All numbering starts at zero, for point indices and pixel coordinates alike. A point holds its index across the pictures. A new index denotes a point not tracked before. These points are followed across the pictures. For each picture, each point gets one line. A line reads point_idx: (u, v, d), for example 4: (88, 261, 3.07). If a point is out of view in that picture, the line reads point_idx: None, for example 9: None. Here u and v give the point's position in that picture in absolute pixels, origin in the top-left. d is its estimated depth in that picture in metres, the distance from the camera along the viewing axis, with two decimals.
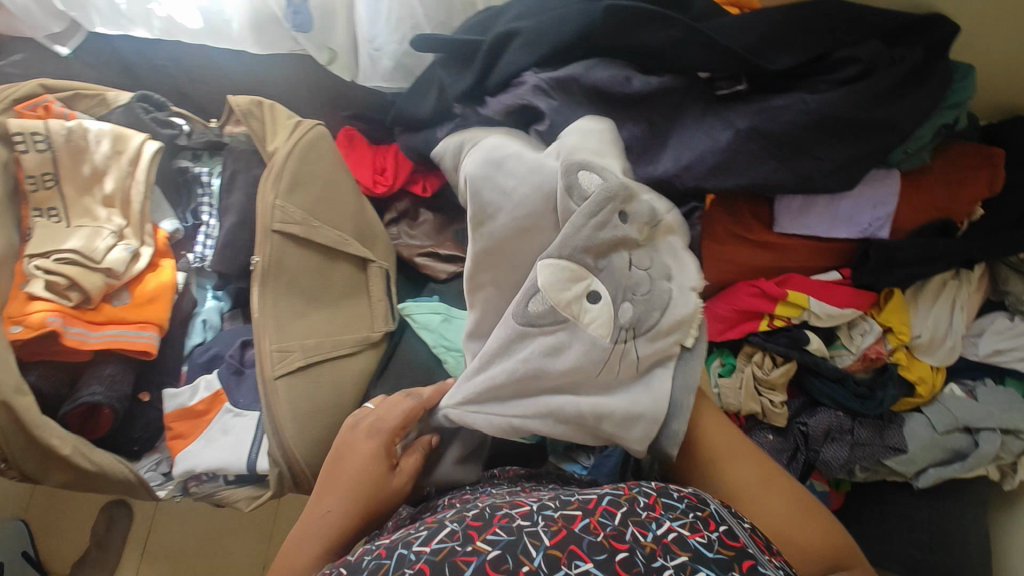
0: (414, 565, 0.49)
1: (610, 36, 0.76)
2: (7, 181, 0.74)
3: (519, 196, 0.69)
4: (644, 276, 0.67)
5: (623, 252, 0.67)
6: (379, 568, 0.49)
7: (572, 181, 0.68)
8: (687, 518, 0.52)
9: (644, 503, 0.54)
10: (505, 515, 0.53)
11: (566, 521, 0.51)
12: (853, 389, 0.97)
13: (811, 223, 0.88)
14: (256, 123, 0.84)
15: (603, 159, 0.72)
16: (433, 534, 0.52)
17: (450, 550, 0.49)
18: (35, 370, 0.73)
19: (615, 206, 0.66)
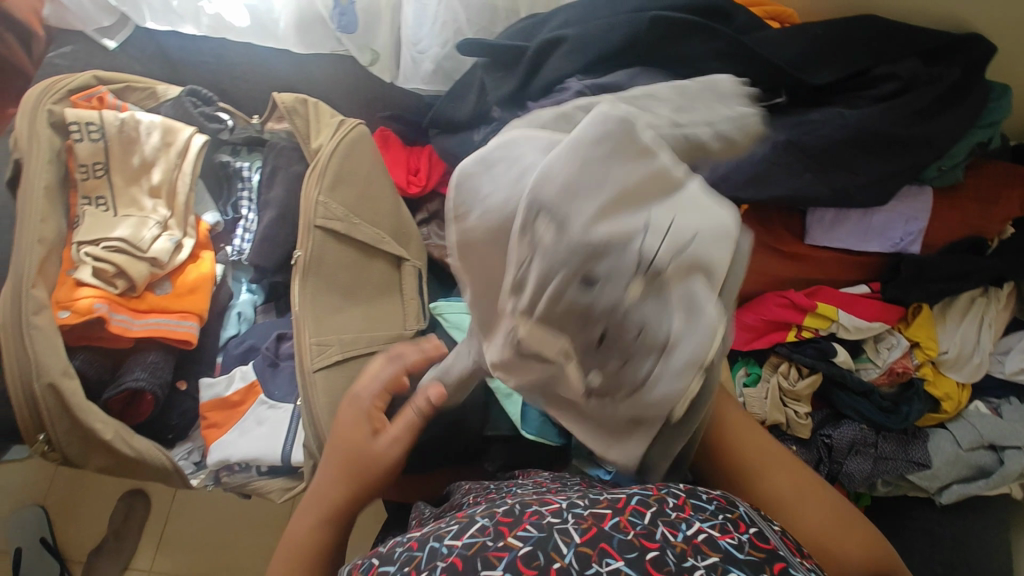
0: (446, 560, 0.43)
1: (653, 46, 0.78)
2: (59, 168, 0.75)
3: (488, 211, 0.44)
4: (623, 354, 0.44)
5: (603, 320, 0.43)
6: (410, 562, 0.44)
7: (531, 226, 0.42)
8: (718, 519, 0.45)
9: (674, 503, 0.46)
10: (534, 512, 0.46)
11: (596, 519, 0.44)
12: (878, 402, 0.98)
13: (842, 236, 0.89)
14: (300, 120, 0.85)
15: (582, 189, 0.41)
16: (463, 528, 0.45)
17: (481, 544, 0.43)
18: (81, 355, 0.74)
19: (582, 273, 0.42)
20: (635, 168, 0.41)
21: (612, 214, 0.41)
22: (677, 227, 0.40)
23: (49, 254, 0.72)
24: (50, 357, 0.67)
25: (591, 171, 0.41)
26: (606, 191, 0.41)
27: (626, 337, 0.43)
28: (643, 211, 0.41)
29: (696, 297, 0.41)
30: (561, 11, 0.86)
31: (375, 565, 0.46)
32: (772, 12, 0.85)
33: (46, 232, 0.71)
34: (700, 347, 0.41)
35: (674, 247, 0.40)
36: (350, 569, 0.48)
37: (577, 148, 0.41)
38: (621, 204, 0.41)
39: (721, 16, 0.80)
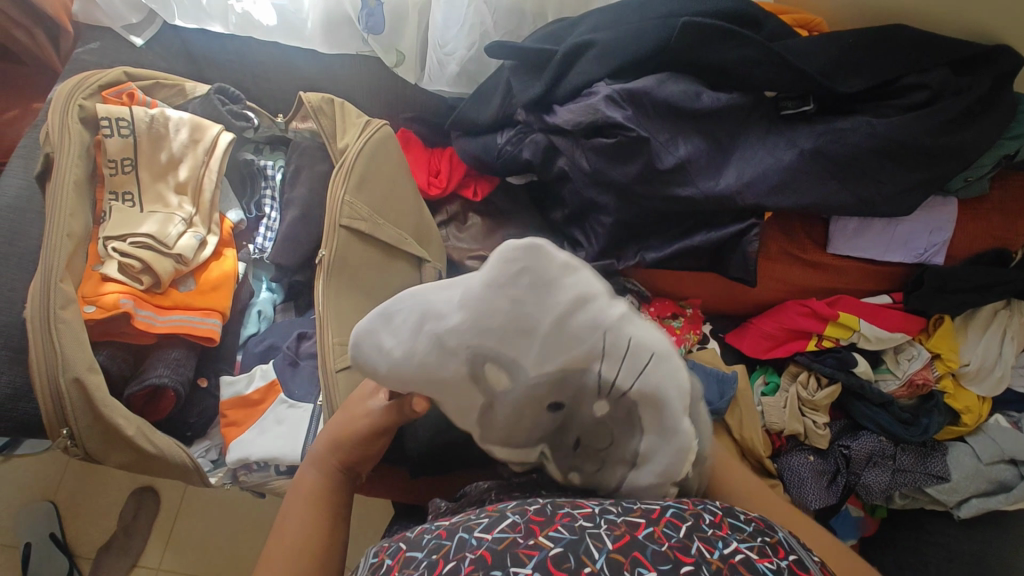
0: (474, 551, 0.41)
1: (683, 51, 0.78)
2: (88, 164, 0.76)
3: (421, 364, 0.47)
4: (599, 454, 0.49)
5: (574, 431, 0.49)
6: (437, 549, 0.42)
7: (482, 374, 0.47)
8: (756, 542, 0.42)
9: (710, 520, 0.43)
10: (566, 513, 0.43)
11: (630, 527, 0.42)
12: (896, 413, 0.98)
13: (865, 246, 0.89)
14: (326, 120, 0.86)
15: (515, 335, 0.44)
16: (493, 522, 0.43)
17: (511, 540, 0.41)
18: (105, 349, 0.74)
19: (542, 401, 0.47)
20: (554, 304, 0.44)
21: (555, 354, 0.45)
22: (613, 347, 0.44)
23: (77, 248, 0.73)
24: (75, 351, 0.67)
25: (516, 326, 0.44)
26: (536, 338, 0.44)
27: (598, 441, 0.49)
28: (580, 350, 0.45)
29: (657, 414, 0.46)
30: (590, 15, 0.86)
31: (402, 550, 0.44)
32: (801, 19, 0.86)
33: (74, 227, 0.72)
34: (666, 449, 0.47)
35: (630, 374, 0.45)
36: (374, 552, 0.47)
37: (492, 306, 0.44)
38: (552, 346, 0.45)
39: (750, 23, 0.80)
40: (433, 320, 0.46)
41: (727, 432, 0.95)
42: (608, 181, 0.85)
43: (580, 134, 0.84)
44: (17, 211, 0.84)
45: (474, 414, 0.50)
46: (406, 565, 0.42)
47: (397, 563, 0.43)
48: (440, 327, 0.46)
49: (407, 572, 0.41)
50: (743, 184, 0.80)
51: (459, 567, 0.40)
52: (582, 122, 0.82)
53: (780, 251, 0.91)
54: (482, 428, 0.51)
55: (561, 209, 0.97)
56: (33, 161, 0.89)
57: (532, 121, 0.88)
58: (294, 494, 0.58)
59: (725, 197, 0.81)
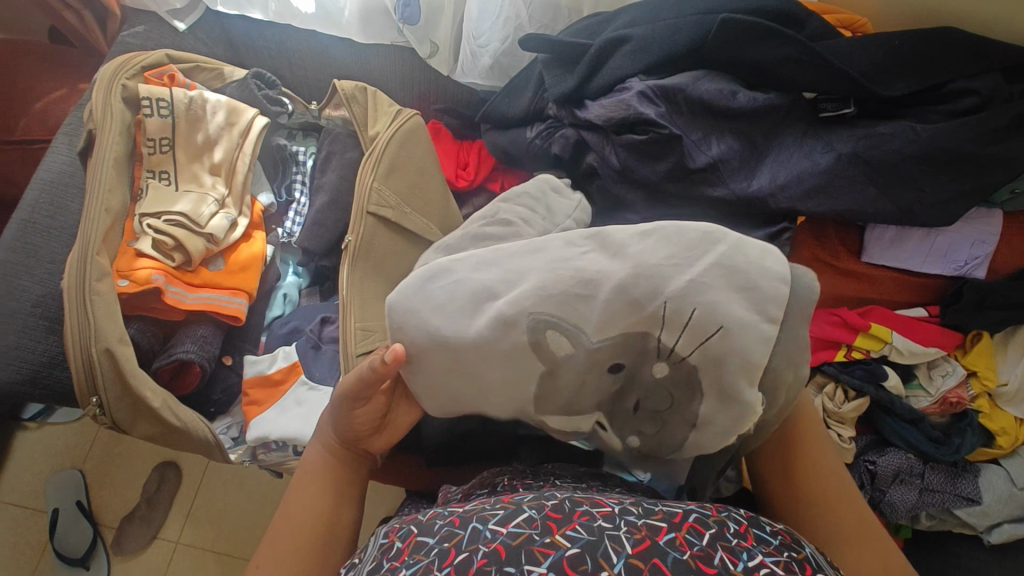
0: (488, 544, 0.40)
1: (722, 49, 0.77)
2: (128, 142, 0.78)
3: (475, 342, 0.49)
4: (653, 419, 0.52)
5: (631, 397, 0.52)
6: (449, 538, 0.42)
7: (543, 343, 0.48)
8: (783, 557, 0.41)
9: (735, 529, 0.43)
10: (585, 512, 0.43)
11: (650, 531, 0.41)
12: (927, 431, 0.94)
13: (903, 255, 0.86)
14: (358, 108, 0.87)
15: (579, 298, 0.47)
16: (509, 515, 0.43)
17: (527, 537, 0.41)
18: (136, 323, 0.77)
19: (602, 366, 0.49)
20: (615, 269, 0.47)
21: (615, 319, 0.47)
22: (679, 316, 0.46)
23: (114, 224, 0.75)
24: (107, 323, 0.69)
25: (578, 287, 0.47)
26: (596, 302, 0.47)
27: (656, 405, 0.51)
28: (641, 315, 0.47)
29: (719, 378, 0.48)
30: (627, 10, 0.85)
31: (414, 533, 0.44)
32: (845, 20, 0.83)
33: (112, 202, 0.74)
34: (729, 413, 0.49)
35: (691, 343, 0.47)
36: (386, 532, 0.48)
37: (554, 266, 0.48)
38: (612, 311, 0.47)
39: (792, 22, 0.78)
40: (487, 297, 0.49)
41: None
42: (637, 179, 0.84)
43: (611, 131, 0.83)
44: (59, 187, 0.87)
45: (531, 384, 0.51)
46: (416, 550, 0.42)
47: (408, 547, 0.43)
48: (495, 301, 0.49)
49: (418, 558, 0.41)
50: (777, 186, 0.78)
51: (472, 559, 0.40)
52: (613, 119, 0.81)
53: (812, 257, 0.89)
54: (539, 399, 0.52)
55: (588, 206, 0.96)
56: (77, 139, 0.92)
57: (563, 116, 0.88)
58: (302, 471, 0.59)
59: (757, 198, 0.79)
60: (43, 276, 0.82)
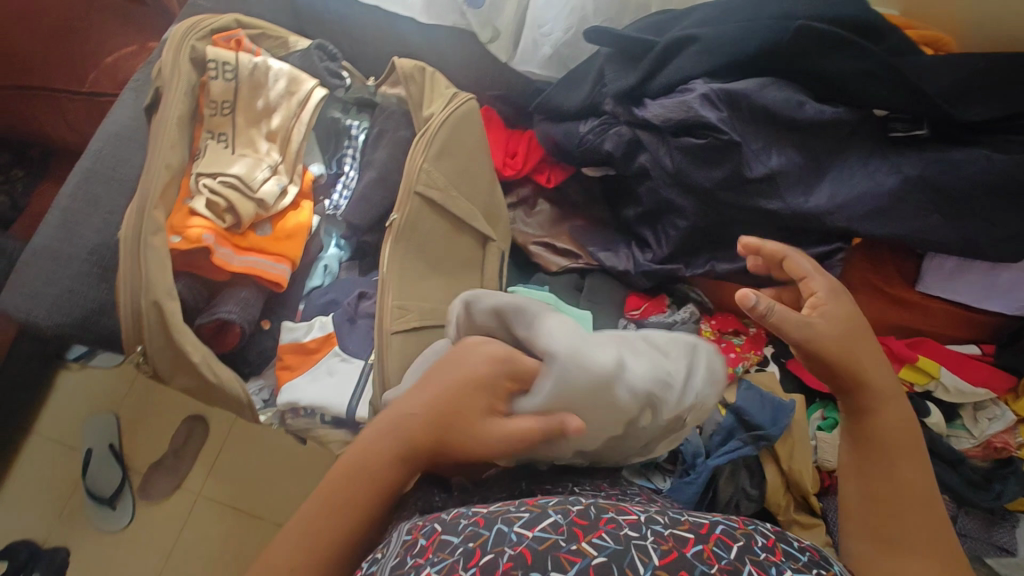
0: (513, 547, 0.40)
1: (794, 57, 0.74)
2: (192, 102, 0.80)
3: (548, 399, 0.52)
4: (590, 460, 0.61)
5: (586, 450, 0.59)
6: (474, 537, 0.42)
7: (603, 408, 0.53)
8: (811, 574, 0.42)
9: (763, 543, 0.43)
10: (611, 520, 0.42)
11: (677, 543, 0.41)
12: (968, 476, 0.89)
13: (961, 288, 0.82)
14: (414, 87, 0.87)
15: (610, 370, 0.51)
16: (534, 519, 0.42)
17: (553, 543, 0.40)
18: (184, 279, 0.79)
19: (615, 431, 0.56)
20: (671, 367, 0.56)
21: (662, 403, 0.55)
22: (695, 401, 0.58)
23: (172, 180, 0.76)
24: (158, 276, 0.71)
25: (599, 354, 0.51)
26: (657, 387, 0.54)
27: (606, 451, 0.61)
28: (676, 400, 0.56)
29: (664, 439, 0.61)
30: (697, 9, 0.83)
31: (438, 532, 0.43)
32: (929, 36, 0.79)
33: (172, 159, 0.75)
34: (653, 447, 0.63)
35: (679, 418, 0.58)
36: (409, 528, 0.47)
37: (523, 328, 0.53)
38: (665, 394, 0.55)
39: (872, 34, 0.75)
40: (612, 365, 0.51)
41: (773, 460, 0.87)
42: (690, 184, 0.82)
43: (669, 132, 0.81)
44: (122, 140, 0.91)
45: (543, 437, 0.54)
46: (440, 549, 0.42)
47: (431, 545, 0.42)
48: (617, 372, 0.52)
49: (442, 556, 0.41)
50: (835, 205, 0.76)
51: (497, 562, 0.39)
52: (673, 120, 0.79)
53: (864, 281, 0.87)
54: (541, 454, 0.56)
55: (634, 206, 0.95)
56: (143, 95, 0.95)
57: (619, 114, 0.86)
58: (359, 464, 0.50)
59: (812, 215, 0.77)
60: (100, 225, 0.86)
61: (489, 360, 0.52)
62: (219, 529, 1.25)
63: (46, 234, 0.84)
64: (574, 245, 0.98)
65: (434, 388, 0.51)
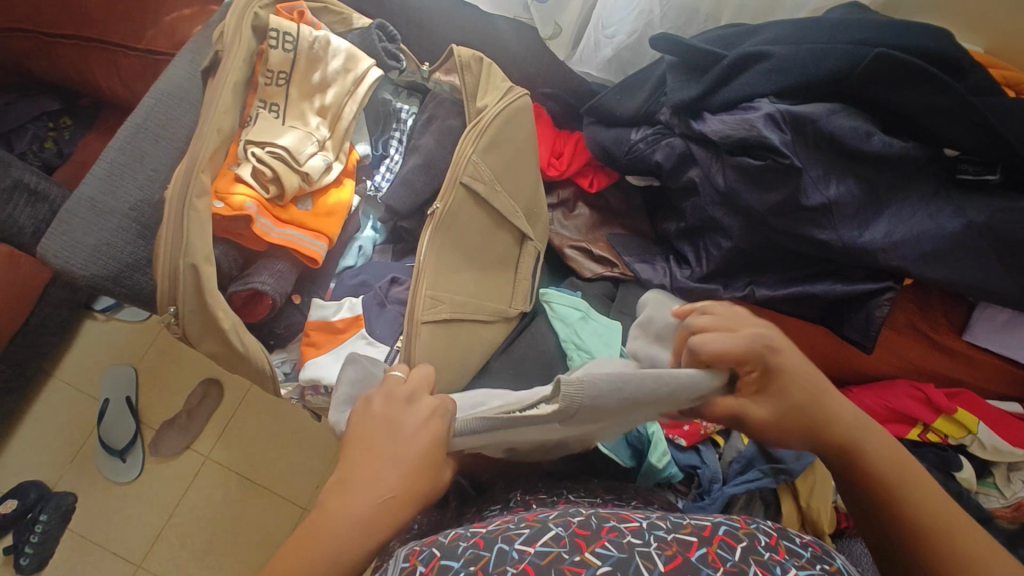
0: (516, 566, 0.38)
1: (866, 84, 0.72)
2: (249, 69, 0.79)
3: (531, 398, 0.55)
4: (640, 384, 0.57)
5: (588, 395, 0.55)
6: (474, 560, 0.39)
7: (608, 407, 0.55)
8: (815, 569, 0.40)
9: (766, 542, 0.42)
10: (612, 528, 0.42)
11: (682, 547, 0.40)
12: (993, 536, 0.86)
13: (1013, 343, 0.78)
14: (470, 77, 0.85)
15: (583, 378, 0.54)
16: (535, 534, 0.41)
17: (556, 557, 0.39)
18: (222, 244, 0.78)
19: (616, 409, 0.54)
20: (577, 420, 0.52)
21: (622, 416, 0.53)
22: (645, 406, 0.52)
23: (221, 145, 0.75)
24: (198, 240, 0.70)
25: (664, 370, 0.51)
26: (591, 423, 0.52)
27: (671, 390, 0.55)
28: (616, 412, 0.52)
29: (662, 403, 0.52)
30: (771, 26, 0.81)
31: (436, 557, 0.41)
32: (1012, 79, 0.76)
33: (224, 124, 0.75)
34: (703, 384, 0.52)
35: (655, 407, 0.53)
36: (403, 556, 0.43)
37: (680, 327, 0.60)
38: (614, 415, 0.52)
39: (953, 69, 0.72)
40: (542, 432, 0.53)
41: (792, 495, 0.83)
42: (741, 205, 0.79)
43: (725, 149, 0.79)
44: (174, 99, 0.91)
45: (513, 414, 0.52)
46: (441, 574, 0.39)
47: (430, 570, 0.39)
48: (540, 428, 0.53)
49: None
50: (891, 243, 0.73)
51: None
52: (732, 137, 0.76)
53: (908, 324, 0.84)
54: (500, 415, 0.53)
55: (677, 221, 0.93)
56: (199, 57, 0.96)
57: (674, 124, 0.84)
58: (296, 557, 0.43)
59: (866, 250, 0.74)
60: (143, 182, 0.86)
61: (431, 409, 0.52)
62: (222, 494, 1.26)
63: (90, 184, 0.85)
64: (611, 253, 0.96)
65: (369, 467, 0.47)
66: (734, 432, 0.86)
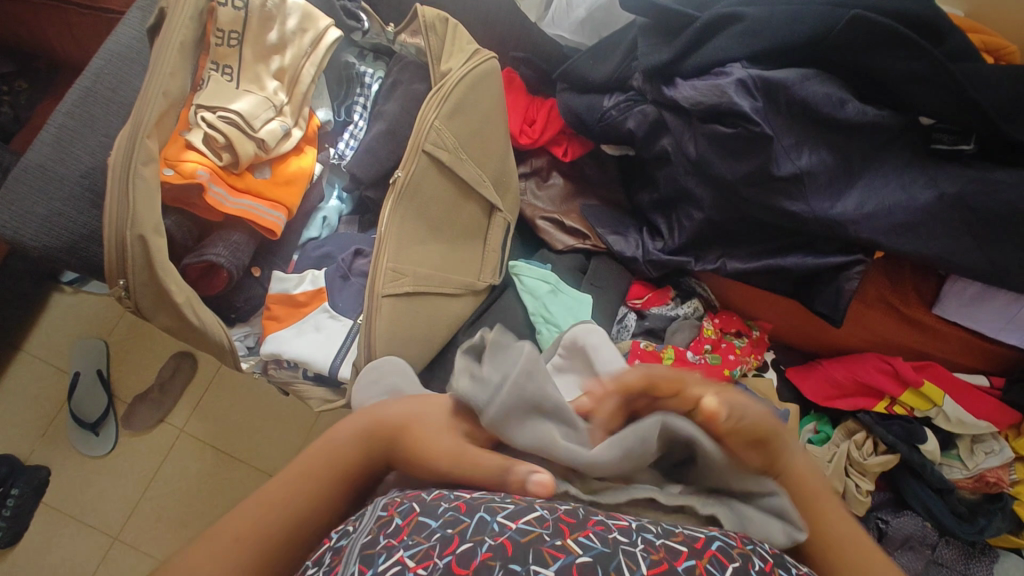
0: (495, 538, 0.36)
1: (842, 49, 0.70)
2: (199, 28, 0.75)
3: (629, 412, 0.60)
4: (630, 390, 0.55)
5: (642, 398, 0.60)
6: (454, 523, 0.37)
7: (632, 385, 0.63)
8: None
9: (761, 569, 0.36)
10: (599, 521, 0.38)
11: (669, 555, 0.36)
12: (954, 506, 0.87)
13: (981, 317, 0.78)
14: (435, 39, 0.80)
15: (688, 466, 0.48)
16: (519, 511, 0.38)
17: (537, 536, 0.36)
18: (173, 215, 0.76)
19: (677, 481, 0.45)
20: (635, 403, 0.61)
21: None
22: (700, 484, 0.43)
23: (169, 109, 0.72)
24: (145, 209, 0.67)
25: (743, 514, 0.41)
26: None
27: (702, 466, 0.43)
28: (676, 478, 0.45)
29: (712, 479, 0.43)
30: None
31: (415, 513, 0.38)
32: (992, 44, 0.74)
33: (172, 87, 0.71)
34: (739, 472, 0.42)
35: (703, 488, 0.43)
36: (383, 503, 0.41)
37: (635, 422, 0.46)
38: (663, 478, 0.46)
39: (931, 34, 0.70)
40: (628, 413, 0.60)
41: None
42: (711, 175, 0.78)
43: (696, 117, 0.76)
44: (125, 61, 0.87)
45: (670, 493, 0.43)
46: (417, 531, 0.37)
47: (408, 525, 0.37)
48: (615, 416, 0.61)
49: (418, 539, 0.36)
50: (861, 215, 0.71)
51: (476, 550, 0.35)
52: (703, 104, 0.74)
53: (879, 297, 0.82)
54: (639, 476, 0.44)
55: (649, 192, 0.91)
56: (150, 15, 0.91)
57: (646, 89, 0.81)
58: (326, 444, 0.45)
59: (836, 223, 0.73)
60: (94, 148, 0.82)
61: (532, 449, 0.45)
62: (198, 467, 1.25)
63: (38, 151, 0.81)
64: (583, 225, 0.94)
65: (411, 406, 0.49)
66: None
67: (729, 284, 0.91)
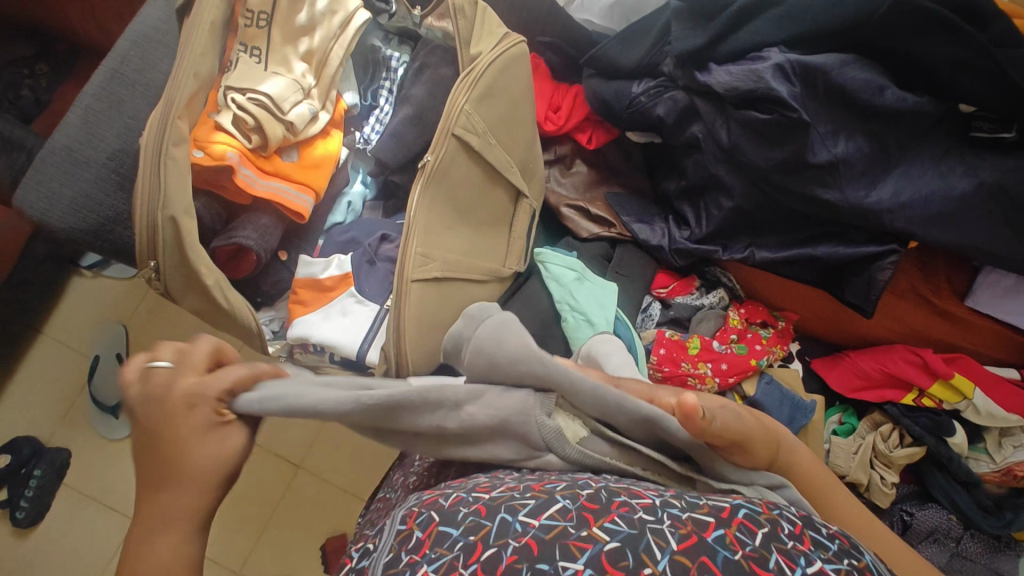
0: (518, 539, 0.35)
1: (883, 34, 0.68)
2: (229, 9, 0.75)
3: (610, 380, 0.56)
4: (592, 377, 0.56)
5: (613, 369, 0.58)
6: (475, 530, 0.36)
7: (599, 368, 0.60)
8: (843, 565, 0.35)
9: (790, 530, 0.36)
10: (624, 502, 0.37)
11: (698, 527, 0.35)
12: (979, 499, 0.87)
13: (1014, 309, 0.77)
14: (464, 22, 0.79)
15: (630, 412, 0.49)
16: (540, 506, 0.37)
17: (561, 530, 0.35)
18: (203, 198, 0.75)
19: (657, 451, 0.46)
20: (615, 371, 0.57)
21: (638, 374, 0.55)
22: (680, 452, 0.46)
23: (199, 91, 0.71)
24: (177, 191, 0.67)
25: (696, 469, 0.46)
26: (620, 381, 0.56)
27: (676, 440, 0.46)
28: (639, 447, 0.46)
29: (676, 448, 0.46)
30: None
31: (434, 522, 0.38)
32: None
33: (202, 68, 0.70)
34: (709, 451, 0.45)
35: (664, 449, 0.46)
36: (402, 516, 0.40)
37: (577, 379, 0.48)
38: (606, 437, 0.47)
39: (973, 18, 0.68)
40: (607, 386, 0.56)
41: None
42: (743, 162, 0.77)
43: (730, 103, 0.75)
44: (151, 42, 0.86)
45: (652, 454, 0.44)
46: (438, 543, 0.36)
47: (429, 539, 0.37)
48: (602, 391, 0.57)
49: (440, 552, 0.36)
50: (897, 204, 0.70)
51: (501, 556, 0.34)
52: (738, 89, 0.72)
53: (910, 289, 0.82)
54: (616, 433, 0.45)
55: (676, 180, 0.90)
56: None
57: (677, 75, 0.80)
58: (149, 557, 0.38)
59: (871, 212, 0.72)
60: (121, 130, 0.82)
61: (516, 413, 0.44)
62: None
63: (66, 132, 0.81)
64: (608, 213, 0.93)
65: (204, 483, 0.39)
66: (726, 394, 0.87)
67: (754, 274, 0.90)
